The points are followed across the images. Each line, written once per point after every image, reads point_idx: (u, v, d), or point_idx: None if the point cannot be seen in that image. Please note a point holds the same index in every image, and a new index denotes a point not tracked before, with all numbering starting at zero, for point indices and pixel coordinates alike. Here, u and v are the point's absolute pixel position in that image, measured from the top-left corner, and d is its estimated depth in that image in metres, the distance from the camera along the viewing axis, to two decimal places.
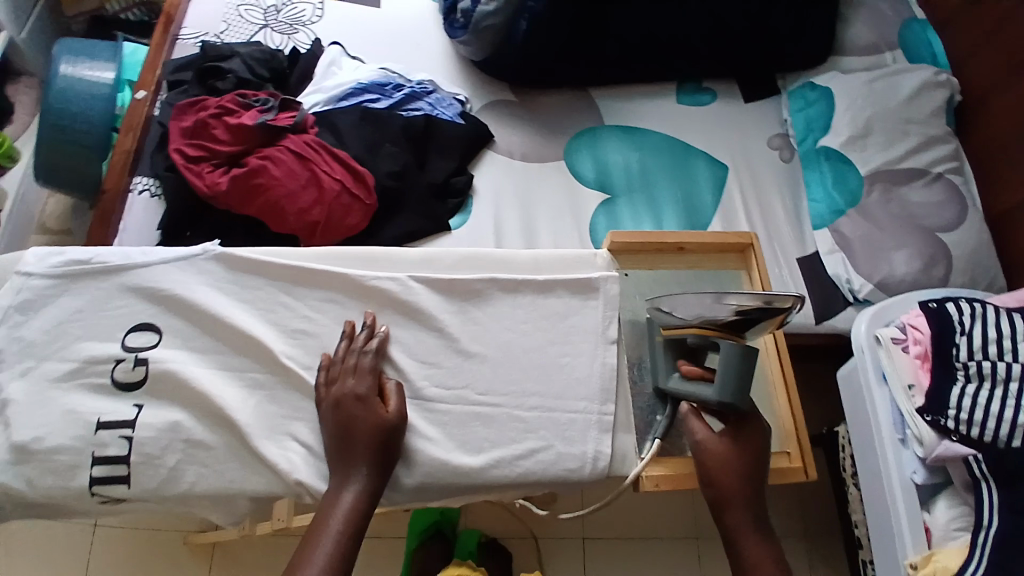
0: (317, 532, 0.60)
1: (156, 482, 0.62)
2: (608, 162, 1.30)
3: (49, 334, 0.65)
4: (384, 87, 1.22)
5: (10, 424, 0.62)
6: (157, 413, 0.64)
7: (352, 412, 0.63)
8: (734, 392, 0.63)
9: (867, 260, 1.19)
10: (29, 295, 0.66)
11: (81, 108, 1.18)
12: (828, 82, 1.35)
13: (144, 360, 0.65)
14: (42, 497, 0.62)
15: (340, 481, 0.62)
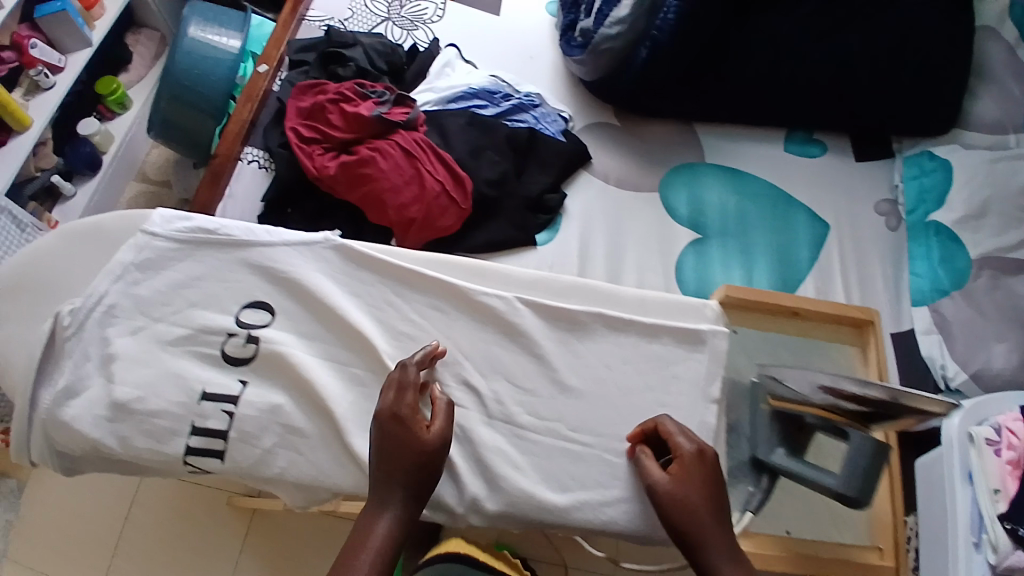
0: (349, 560, 0.56)
1: (250, 460, 0.65)
2: (704, 200, 1.27)
3: (162, 296, 0.68)
4: (494, 94, 1.23)
5: (113, 379, 0.65)
6: (261, 392, 0.67)
7: (399, 426, 0.61)
8: (850, 484, 0.68)
9: (967, 347, 1.13)
10: (151, 256, 0.69)
11: (205, 72, 1.22)
12: (948, 154, 1.29)
13: (256, 338, 0.68)
14: (130, 456, 0.65)
15: (377, 506, 0.59)
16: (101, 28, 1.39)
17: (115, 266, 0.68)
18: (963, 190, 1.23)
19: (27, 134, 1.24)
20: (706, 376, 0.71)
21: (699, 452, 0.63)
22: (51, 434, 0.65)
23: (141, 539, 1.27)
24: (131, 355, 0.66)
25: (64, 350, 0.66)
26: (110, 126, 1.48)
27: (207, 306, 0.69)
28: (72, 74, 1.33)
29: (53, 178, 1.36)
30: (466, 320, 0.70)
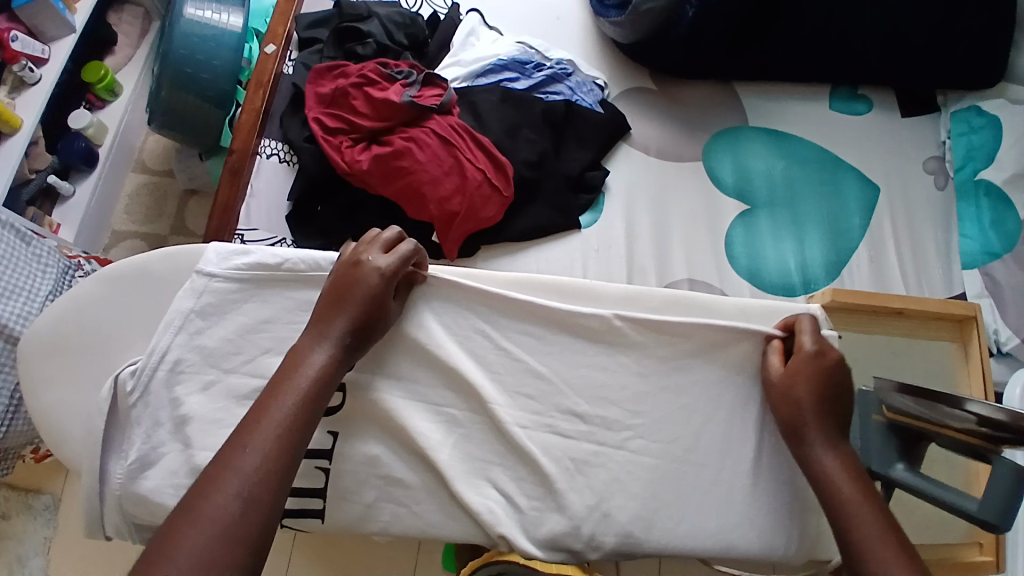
0: (280, 388, 0.58)
1: None
2: (749, 169, 1.20)
3: (231, 345, 0.63)
4: (525, 65, 1.14)
5: (191, 445, 0.61)
6: None
7: (352, 278, 0.63)
8: (996, 511, 0.59)
9: (1019, 313, 1.11)
10: (211, 299, 0.64)
11: (209, 57, 1.12)
12: (998, 109, 1.23)
13: None
14: None
15: (311, 343, 0.61)
16: (82, 10, 1.26)
17: (174, 315, 0.63)
18: (1014, 148, 1.18)
19: (19, 135, 1.14)
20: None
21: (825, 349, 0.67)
22: (130, 504, 0.60)
23: None
24: (206, 411, 0.61)
25: (131, 417, 0.61)
26: (102, 116, 1.37)
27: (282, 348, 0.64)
28: (58, 65, 1.21)
29: (50, 178, 1.25)
30: (561, 346, 0.73)
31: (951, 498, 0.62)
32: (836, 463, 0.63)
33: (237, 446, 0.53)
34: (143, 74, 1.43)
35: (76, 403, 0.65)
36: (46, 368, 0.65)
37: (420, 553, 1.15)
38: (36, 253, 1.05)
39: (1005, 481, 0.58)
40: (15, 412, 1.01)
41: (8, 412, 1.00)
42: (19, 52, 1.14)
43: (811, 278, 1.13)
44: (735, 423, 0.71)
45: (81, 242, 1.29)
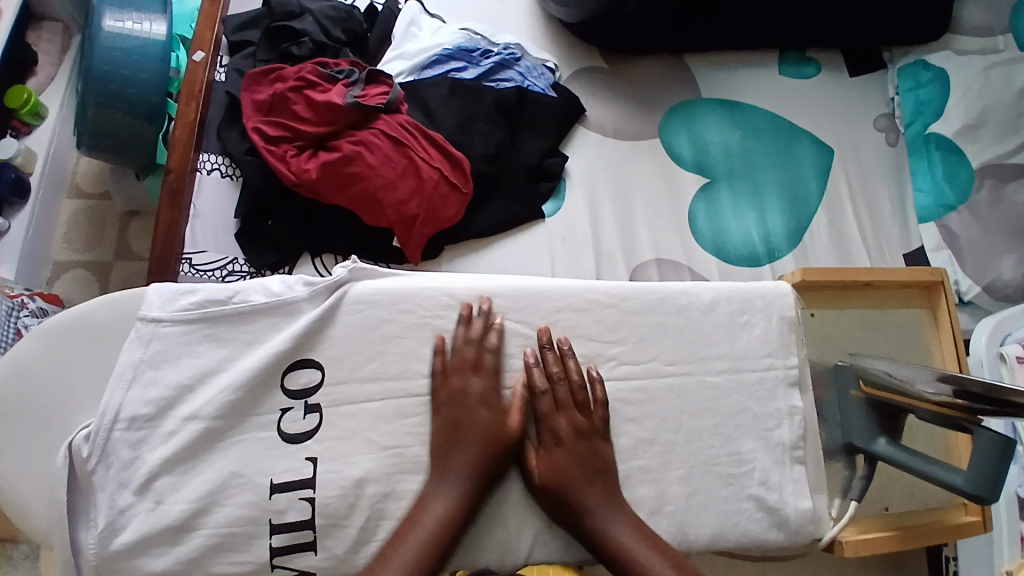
0: (401, 537, 0.55)
1: (346, 546, 0.56)
2: (707, 142, 1.19)
3: (184, 389, 0.57)
4: (472, 53, 1.10)
5: (162, 501, 0.55)
6: (337, 470, 0.57)
7: (462, 414, 0.59)
8: (979, 483, 0.59)
9: (977, 261, 1.14)
10: (161, 347, 0.58)
11: (134, 70, 1.04)
12: (943, 62, 1.25)
13: (316, 406, 0.59)
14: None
15: (432, 489, 0.57)
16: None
17: (124, 368, 0.57)
18: (961, 100, 1.20)
19: None
20: (778, 349, 0.65)
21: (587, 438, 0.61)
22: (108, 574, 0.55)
23: None
24: (171, 462, 0.56)
25: (92, 483, 0.55)
26: (30, 142, 1.28)
27: (241, 387, 0.57)
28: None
29: None
30: None
31: (936, 472, 0.62)
32: (616, 524, 0.59)
33: None
34: (69, 92, 1.34)
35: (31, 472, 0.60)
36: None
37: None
38: None
39: (987, 452, 0.58)
40: None
41: None
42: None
43: (774, 247, 1.14)
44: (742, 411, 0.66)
45: (20, 278, 1.22)
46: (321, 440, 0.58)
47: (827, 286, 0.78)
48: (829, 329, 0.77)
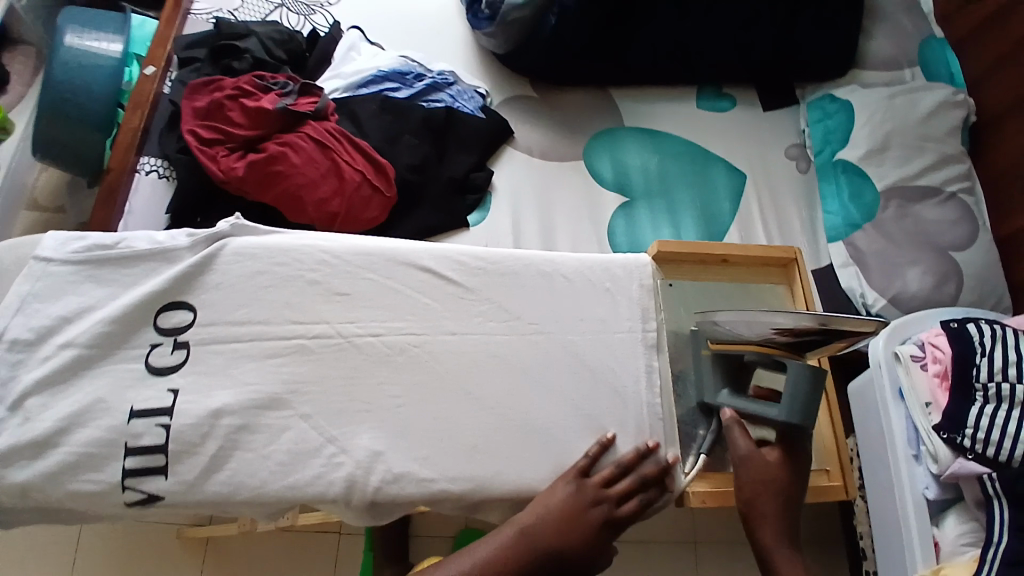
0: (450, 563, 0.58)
1: (196, 472, 0.55)
2: (627, 165, 1.27)
3: (63, 321, 0.58)
4: (405, 76, 1.19)
5: (32, 415, 0.55)
6: (197, 400, 0.57)
7: (577, 516, 0.59)
8: (800, 411, 0.67)
9: (882, 274, 1.19)
10: (47, 285, 0.59)
11: (85, 79, 1.11)
12: (848, 94, 1.35)
13: (184, 344, 0.59)
14: (67, 500, 0.55)
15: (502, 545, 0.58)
16: None
17: (10, 300, 0.58)
18: (865, 127, 1.29)
19: None
20: (642, 314, 0.67)
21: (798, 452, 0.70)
22: None
23: None
24: (43, 383, 0.56)
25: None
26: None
27: (115, 319, 0.58)
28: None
29: None
30: None
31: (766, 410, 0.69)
32: None
33: None
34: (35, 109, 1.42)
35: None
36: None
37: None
38: None
39: (804, 382, 0.67)
40: None
41: None
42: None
43: None
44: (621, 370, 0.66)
45: None
46: (187, 374, 0.58)
47: (685, 261, 0.84)
48: (686, 295, 0.82)
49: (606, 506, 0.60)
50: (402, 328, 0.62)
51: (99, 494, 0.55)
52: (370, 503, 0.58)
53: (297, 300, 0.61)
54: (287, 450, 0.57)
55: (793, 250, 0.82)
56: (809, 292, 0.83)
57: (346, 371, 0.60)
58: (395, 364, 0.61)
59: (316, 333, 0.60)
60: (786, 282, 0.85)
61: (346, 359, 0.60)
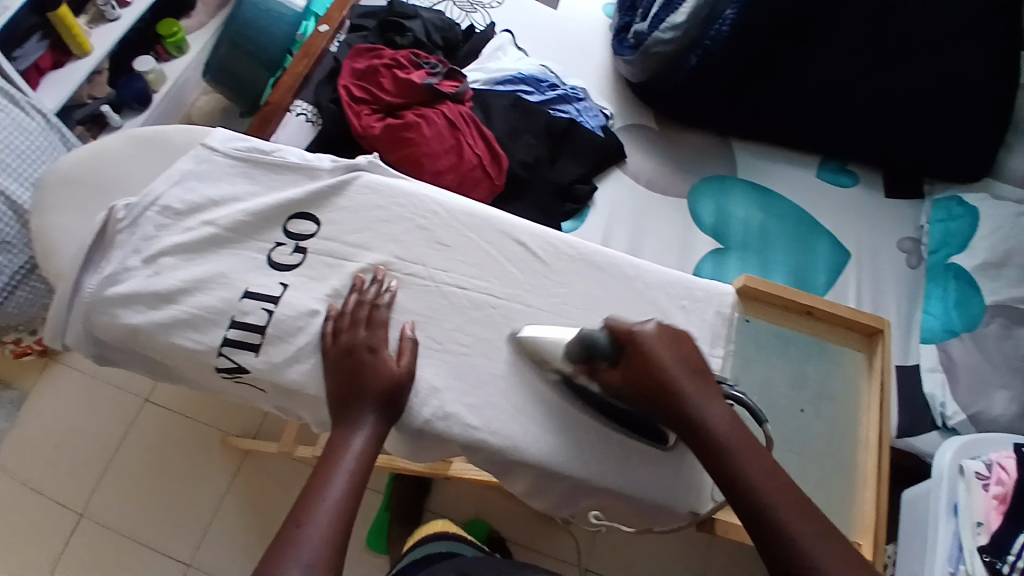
0: (322, 472, 0.53)
1: (282, 357, 0.60)
2: (729, 214, 1.28)
3: (212, 203, 0.65)
4: (540, 83, 1.26)
5: (161, 272, 0.62)
6: (301, 297, 0.63)
7: (361, 365, 0.58)
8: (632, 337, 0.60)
9: (969, 389, 1.13)
10: (208, 168, 0.66)
11: (269, 23, 1.29)
12: (977, 202, 1.30)
13: (304, 249, 0.64)
14: (165, 354, 0.61)
15: (350, 423, 0.56)
16: None
17: (175, 172, 0.66)
18: (987, 239, 1.24)
19: (86, 59, 1.37)
20: (709, 337, 0.68)
21: (642, 350, 0.56)
22: (92, 318, 0.61)
23: (134, 463, 1.31)
24: (181, 247, 0.62)
25: (114, 242, 0.62)
26: (165, 67, 1.58)
27: (255, 213, 0.64)
28: (137, 8, 1.45)
29: (102, 106, 1.44)
30: None
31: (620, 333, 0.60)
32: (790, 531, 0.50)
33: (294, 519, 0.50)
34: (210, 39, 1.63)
35: (73, 229, 0.68)
36: (59, 196, 0.69)
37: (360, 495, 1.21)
38: None
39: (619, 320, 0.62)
40: (13, 290, 1.17)
41: (6, 287, 1.16)
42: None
43: None
44: None
45: None
46: (298, 274, 0.64)
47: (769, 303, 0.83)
48: (757, 339, 0.81)
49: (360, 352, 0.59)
50: (484, 291, 0.66)
51: (190, 352, 0.61)
52: (417, 433, 0.61)
53: (404, 237, 0.67)
54: None
55: (878, 322, 0.78)
56: (887, 369, 0.78)
57: (428, 311, 0.65)
58: (478, 319, 0.65)
59: (413, 271, 0.66)
60: (867, 353, 0.81)
61: (429, 302, 0.65)
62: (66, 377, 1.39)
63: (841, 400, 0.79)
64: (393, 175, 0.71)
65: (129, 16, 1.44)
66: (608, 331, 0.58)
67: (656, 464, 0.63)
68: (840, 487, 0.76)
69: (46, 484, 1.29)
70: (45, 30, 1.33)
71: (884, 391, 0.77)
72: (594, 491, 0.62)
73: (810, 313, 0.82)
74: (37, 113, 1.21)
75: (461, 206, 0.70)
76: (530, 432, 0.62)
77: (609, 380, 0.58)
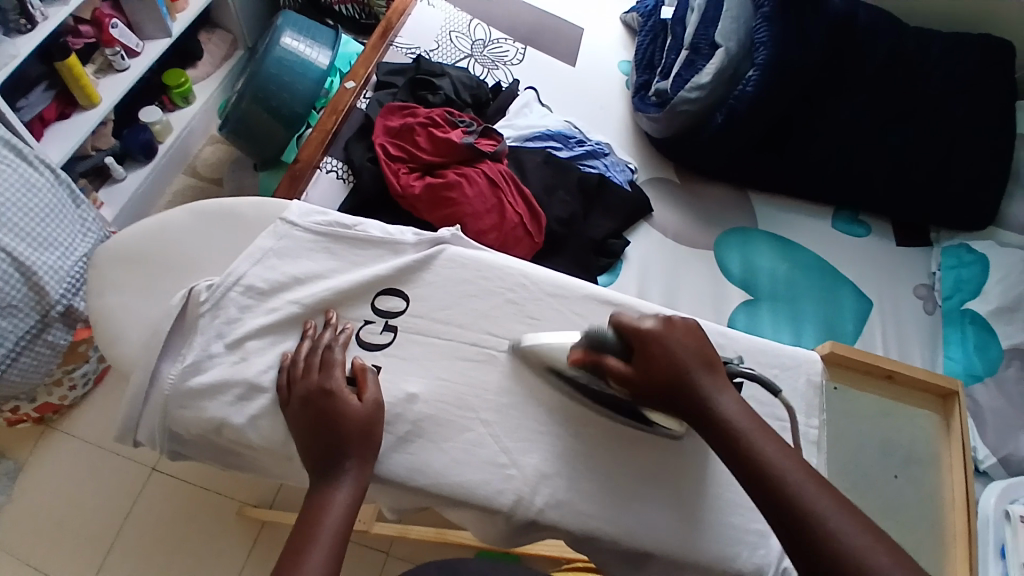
0: (303, 536, 0.51)
1: (384, 447, 0.57)
2: (756, 265, 1.29)
3: (295, 281, 0.63)
4: (568, 139, 1.27)
5: (247, 358, 0.59)
6: (392, 379, 0.61)
7: (320, 408, 0.55)
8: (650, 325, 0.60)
9: (999, 432, 1.13)
10: (289, 244, 0.65)
11: (293, 80, 1.29)
12: (986, 249, 1.33)
13: (394, 327, 0.63)
14: (257, 446, 0.58)
15: (328, 477, 0.54)
16: (180, 20, 1.47)
17: (255, 249, 0.64)
18: (999, 284, 1.26)
19: (94, 111, 1.32)
20: (805, 407, 0.68)
21: (652, 342, 0.57)
22: (172, 413, 0.58)
23: (139, 538, 1.19)
24: (265, 330, 0.60)
25: (196, 326, 0.60)
26: (171, 117, 1.54)
27: (342, 290, 0.63)
28: (147, 58, 1.41)
29: (107, 159, 1.39)
30: None
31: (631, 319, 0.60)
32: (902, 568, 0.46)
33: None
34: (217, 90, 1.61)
35: (140, 312, 0.67)
36: (122, 275, 0.69)
37: (388, 562, 1.11)
38: (81, 217, 1.17)
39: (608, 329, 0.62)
40: (17, 357, 1.08)
41: (11, 353, 1.07)
42: (115, 40, 1.34)
43: None
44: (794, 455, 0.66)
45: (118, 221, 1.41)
46: (389, 355, 0.62)
47: (851, 368, 0.85)
48: (847, 407, 0.83)
49: (314, 384, 0.56)
50: None
51: (281, 442, 0.57)
52: (525, 523, 0.58)
53: (495, 313, 0.65)
54: (459, 448, 0.59)
55: (958, 387, 0.85)
56: (965, 430, 0.85)
57: (523, 391, 0.62)
58: (574, 397, 0.63)
59: (507, 348, 0.64)
60: (942, 413, 0.87)
61: (525, 380, 0.63)
62: (59, 448, 1.26)
63: (926, 461, 0.84)
64: (472, 246, 0.70)
65: (138, 66, 1.40)
66: (613, 328, 0.58)
67: (720, 525, 0.60)
68: (931, 548, 0.81)
69: (38, 566, 1.16)
70: (51, 80, 1.27)
71: (967, 449, 0.83)
72: (687, 568, 0.59)
73: (891, 378, 0.86)
74: (46, 168, 1.11)
75: (546, 277, 0.68)
76: (643, 516, 0.59)
77: (620, 374, 0.57)
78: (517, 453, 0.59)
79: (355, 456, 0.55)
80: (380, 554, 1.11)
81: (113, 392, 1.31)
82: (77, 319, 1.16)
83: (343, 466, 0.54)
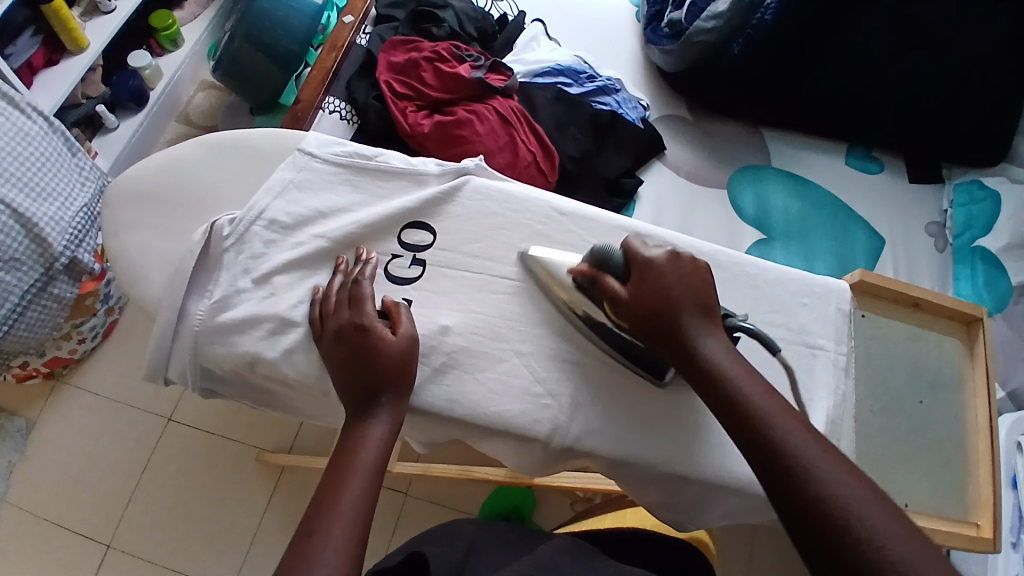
0: (340, 471, 0.51)
1: (420, 378, 0.58)
2: (769, 204, 1.26)
3: (319, 214, 0.62)
4: (579, 74, 1.22)
5: (276, 293, 0.59)
6: (423, 313, 0.60)
7: (355, 343, 0.54)
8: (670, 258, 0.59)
9: (1007, 365, 1.16)
10: (309, 176, 0.64)
11: (288, 15, 1.22)
12: (997, 185, 1.30)
13: (422, 261, 0.62)
14: (292, 382, 0.57)
15: (364, 414, 0.53)
16: None
17: (275, 182, 0.63)
18: (1011, 219, 1.24)
19: (81, 58, 1.25)
20: (835, 334, 0.67)
21: (654, 271, 0.56)
22: (202, 350, 0.58)
23: (160, 485, 1.21)
24: (292, 265, 0.60)
25: (221, 262, 0.59)
26: (160, 62, 1.47)
27: (368, 223, 0.62)
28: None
29: (97, 107, 1.34)
30: None
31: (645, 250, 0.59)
32: None
33: (312, 526, 0.47)
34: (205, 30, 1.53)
35: (157, 247, 0.66)
36: (135, 212, 0.67)
37: (405, 503, 1.14)
38: (78, 166, 1.13)
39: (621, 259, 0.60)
40: (22, 312, 1.06)
41: (17, 309, 1.05)
42: None
43: None
44: (823, 385, 0.65)
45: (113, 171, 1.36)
46: (419, 289, 0.61)
47: (879, 297, 0.89)
48: (875, 336, 0.86)
49: (347, 316, 0.56)
50: None
51: (316, 376, 0.57)
52: (562, 451, 0.59)
53: (524, 244, 0.64)
54: (496, 379, 0.59)
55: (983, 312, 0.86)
56: (988, 355, 0.87)
57: (556, 321, 0.62)
58: None
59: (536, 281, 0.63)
60: (966, 339, 0.89)
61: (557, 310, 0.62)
62: (72, 401, 1.26)
63: (951, 385, 0.87)
64: (495, 178, 0.69)
65: (123, 7, 1.32)
66: (623, 250, 0.58)
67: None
68: (955, 473, 0.85)
69: (64, 515, 1.18)
70: (39, 25, 1.21)
71: (989, 374, 0.86)
72: (723, 490, 0.59)
73: (916, 305, 0.89)
74: (39, 116, 1.07)
75: (573, 207, 0.67)
76: (678, 442, 0.59)
77: (614, 301, 0.57)
78: (551, 383, 0.59)
79: (392, 394, 0.54)
80: (398, 495, 1.14)
81: (122, 345, 1.30)
82: (82, 272, 1.14)
83: (378, 403, 0.54)
